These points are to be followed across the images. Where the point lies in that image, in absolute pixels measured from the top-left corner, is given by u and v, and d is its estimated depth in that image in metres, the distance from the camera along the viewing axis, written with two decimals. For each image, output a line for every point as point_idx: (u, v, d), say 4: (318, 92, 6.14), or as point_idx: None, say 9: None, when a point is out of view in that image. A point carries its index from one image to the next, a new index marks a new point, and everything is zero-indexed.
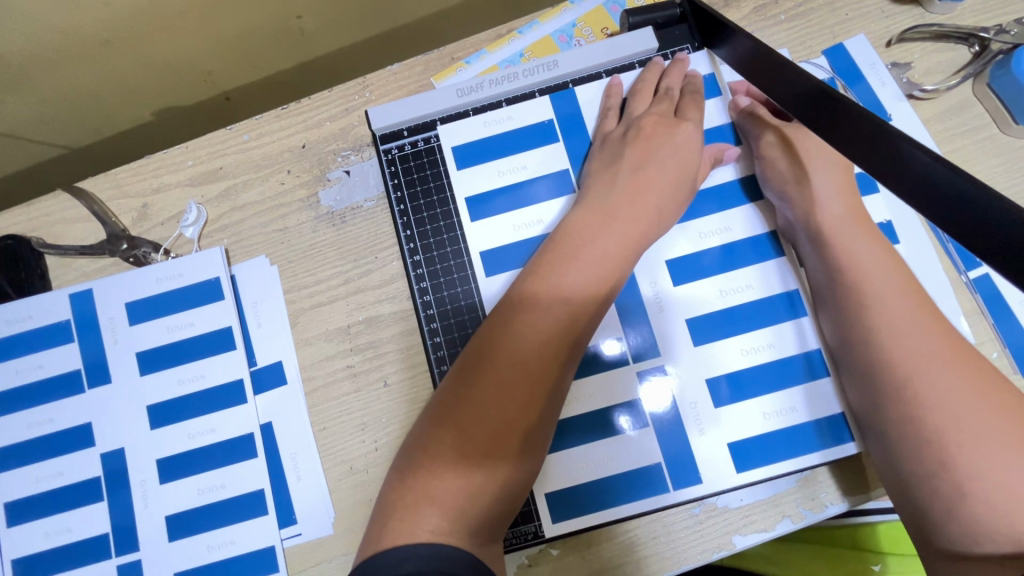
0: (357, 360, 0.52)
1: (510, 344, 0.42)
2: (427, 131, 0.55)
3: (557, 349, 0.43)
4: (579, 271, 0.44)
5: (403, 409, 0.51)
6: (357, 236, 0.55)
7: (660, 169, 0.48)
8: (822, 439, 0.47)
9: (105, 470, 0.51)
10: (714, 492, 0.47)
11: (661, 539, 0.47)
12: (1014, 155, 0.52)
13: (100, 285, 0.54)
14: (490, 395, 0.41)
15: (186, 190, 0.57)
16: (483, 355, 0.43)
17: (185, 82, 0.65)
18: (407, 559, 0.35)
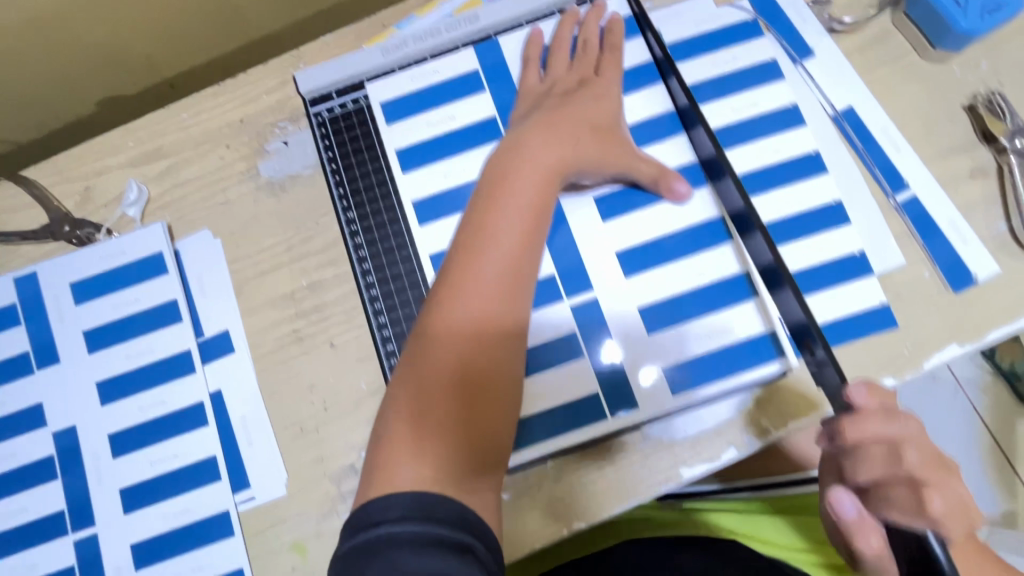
0: (302, 325, 0.53)
1: (458, 282, 0.44)
2: (355, 92, 0.56)
3: (505, 276, 0.44)
4: (516, 206, 0.46)
5: (349, 368, 0.52)
6: (298, 204, 0.55)
7: (579, 111, 0.50)
8: (755, 356, 0.48)
9: (58, 449, 0.52)
10: (655, 423, 0.48)
11: (611, 475, 0.48)
12: (936, 80, 0.53)
13: (44, 267, 0.54)
14: (446, 333, 0.43)
15: (127, 171, 0.57)
16: (427, 341, 0.43)
17: (127, 69, 0.66)
18: (390, 506, 0.36)
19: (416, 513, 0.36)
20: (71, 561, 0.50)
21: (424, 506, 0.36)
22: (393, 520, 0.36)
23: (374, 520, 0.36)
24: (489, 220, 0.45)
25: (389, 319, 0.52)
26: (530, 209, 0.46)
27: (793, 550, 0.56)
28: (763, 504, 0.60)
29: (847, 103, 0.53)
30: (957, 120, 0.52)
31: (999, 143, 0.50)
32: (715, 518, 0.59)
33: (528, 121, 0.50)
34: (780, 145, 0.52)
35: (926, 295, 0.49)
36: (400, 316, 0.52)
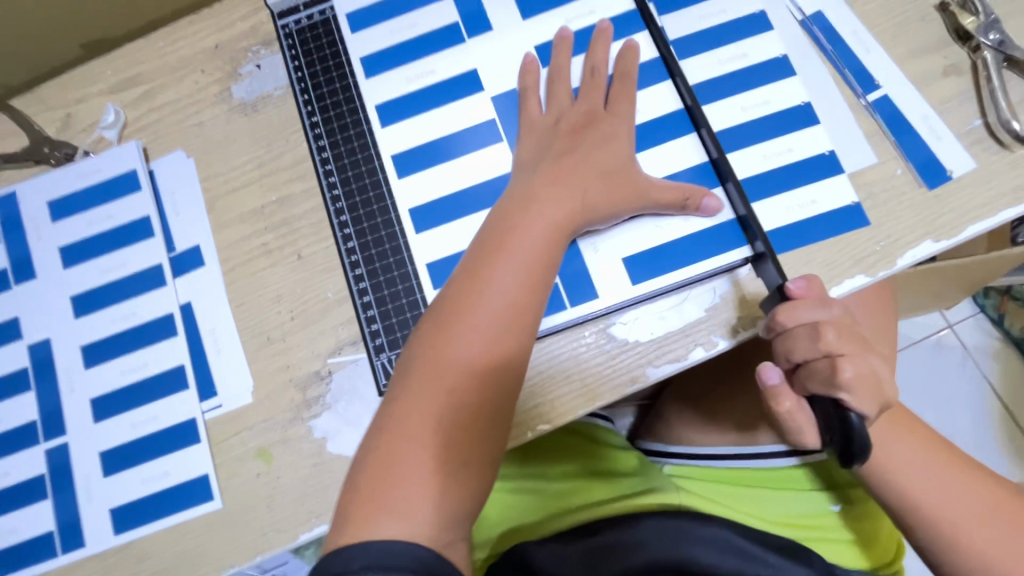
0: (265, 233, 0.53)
1: (454, 338, 0.41)
2: (321, 4, 0.57)
3: (504, 334, 0.42)
4: (518, 252, 0.44)
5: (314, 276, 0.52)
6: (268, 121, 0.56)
7: (586, 158, 0.47)
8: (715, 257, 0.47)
9: (32, 360, 0.52)
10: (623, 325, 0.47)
11: (587, 387, 0.47)
12: None
13: (23, 187, 0.55)
14: (437, 397, 0.40)
15: (106, 98, 0.59)
16: (438, 359, 0.41)
17: (110, 10, 0.68)
18: (364, 554, 0.34)
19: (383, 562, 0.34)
20: (42, 469, 0.50)
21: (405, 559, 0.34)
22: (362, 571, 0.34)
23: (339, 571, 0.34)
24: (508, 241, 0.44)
25: (352, 218, 0.52)
26: (533, 265, 0.44)
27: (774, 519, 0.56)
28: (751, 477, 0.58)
29: (815, 8, 0.52)
30: (930, 20, 0.51)
31: (973, 40, 0.49)
32: (694, 485, 0.58)
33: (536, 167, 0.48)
34: (747, 50, 0.51)
35: (899, 192, 0.48)
36: (362, 216, 0.52)
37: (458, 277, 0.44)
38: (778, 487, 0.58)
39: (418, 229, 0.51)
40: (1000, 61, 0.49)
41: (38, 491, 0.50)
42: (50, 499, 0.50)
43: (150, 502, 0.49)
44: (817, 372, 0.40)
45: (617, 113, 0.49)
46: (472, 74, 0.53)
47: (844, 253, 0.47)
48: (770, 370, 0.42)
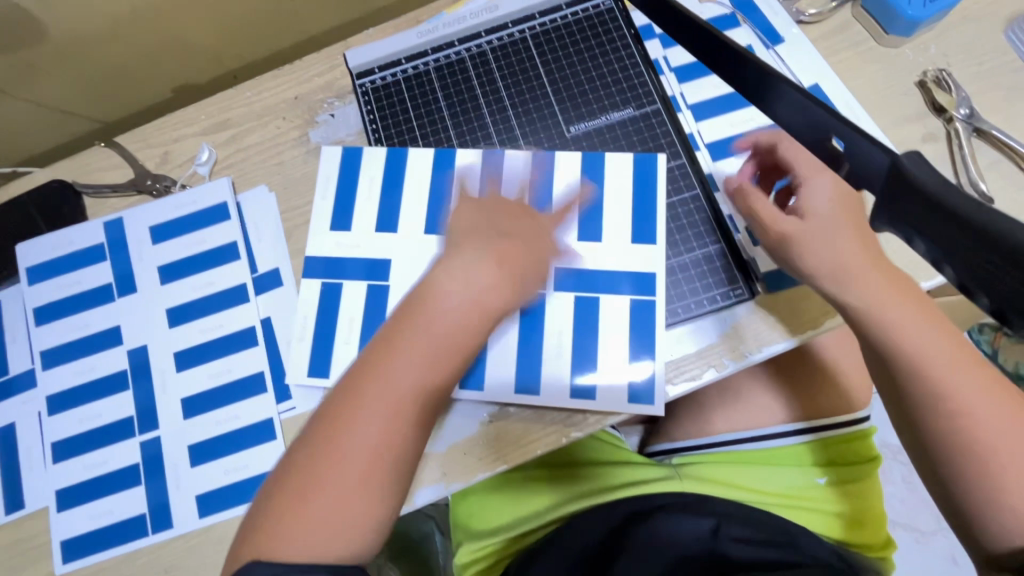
0: (319, 268, 0.59)
1: (389, 364, 0.45)
2: (393, 68, 0.65)
3: (415, 388, 0.45)
4: (439, 311, 0.46)
5: (353, 308, 0.58)
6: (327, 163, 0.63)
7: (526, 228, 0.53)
8: (730, 301, 0.55)
9: (130, 364, 0.60)
10: (639, 342, 0.53)
11: (593, 398, 0.53)
12: (892, 61, 0.61)
13: (129, 213, 0.64)
14: (364, 410, 0.43)
15: (200, 138, 0.68)
16: (374, 375, 0.44)
17: (198, 61, 0.78)
18: (271, 558, 0.38)
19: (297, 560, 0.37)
20: (136, 459, 0.58)
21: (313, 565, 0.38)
22: (272, 570, 0.37)
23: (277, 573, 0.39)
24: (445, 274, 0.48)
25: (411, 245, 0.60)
26: (444, 333, 0.46)
27: (764, 495, 0.66)
28: (741, 457, 0.69)
29: (813, 80, 0.61)
30: (911, 94, 0.60)
31: (948, 113, 0.58)
32: (699, 470, 0.68)
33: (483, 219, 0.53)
34: (754, 115, 0.61)
35: (885, 239, 0.56)
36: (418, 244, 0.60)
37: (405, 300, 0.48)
38: (767, 463, 0.68)
39: None
40: (969, 131, 0.57)
41: (133, 477, 0.57)
42: (143, 485, 0.57)
43: (230, 490, 0.56)
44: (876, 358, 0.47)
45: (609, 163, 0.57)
46: None
47: None
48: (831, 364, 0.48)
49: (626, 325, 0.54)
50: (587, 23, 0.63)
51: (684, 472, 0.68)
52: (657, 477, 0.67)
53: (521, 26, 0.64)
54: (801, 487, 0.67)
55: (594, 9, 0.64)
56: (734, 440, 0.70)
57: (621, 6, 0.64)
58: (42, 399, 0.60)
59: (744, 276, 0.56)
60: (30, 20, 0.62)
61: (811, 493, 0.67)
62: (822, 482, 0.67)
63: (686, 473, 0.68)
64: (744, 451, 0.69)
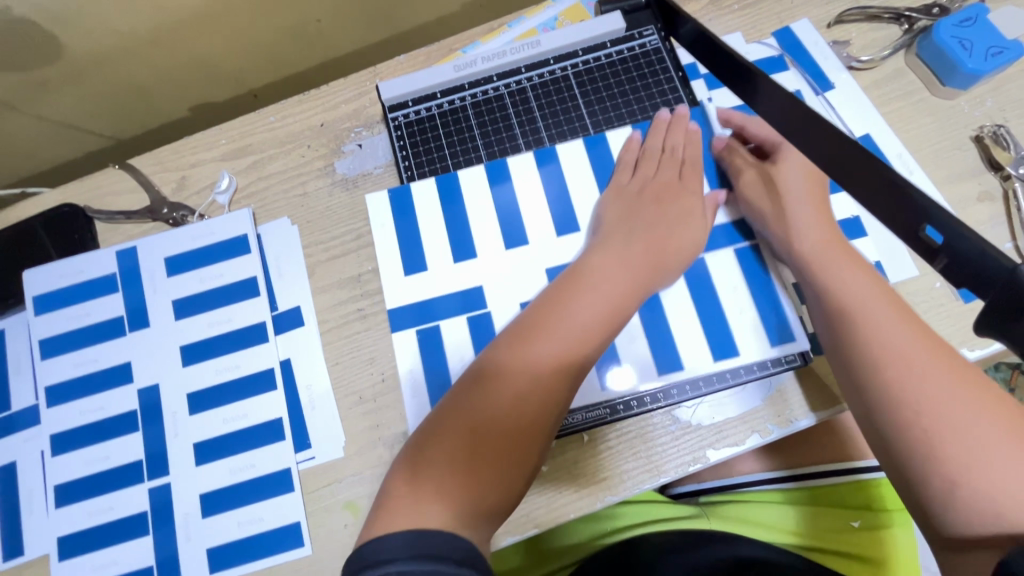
0: (409, 315, 0.56)
1: (521, 350, 0.47)
2: (428, 102, 0.63)
3: (549, 374, 0.46)
4: (581, 305, 0.48)
5: (457, 340, 0.55)
6: (375, 206, 0.60)
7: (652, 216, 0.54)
8: (782, 370, 0.52)
9: (140, 404, 0.57)
10: (664, 370, 0.52)
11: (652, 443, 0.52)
12: (946, 113, 0.59)
13: (143, 243, 0.61)
14: (490, 388, 0.45)
15: (219, 164, 0.65)
16: (499, 358, 0.47)
17: (218, 79, 0.75)
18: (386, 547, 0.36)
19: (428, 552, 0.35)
20: (144, 506, 0.55)
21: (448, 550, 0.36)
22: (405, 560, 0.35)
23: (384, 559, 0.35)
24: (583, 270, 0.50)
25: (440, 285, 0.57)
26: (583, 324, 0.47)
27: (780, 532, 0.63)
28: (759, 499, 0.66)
29: (865, 131, 0.59)
30: (965, 149, 0.58)
31: (1004, 170, 0.56)
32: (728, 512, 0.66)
33: (630, 208, 0.55)
34: None
35: (937, 303, 0.53)
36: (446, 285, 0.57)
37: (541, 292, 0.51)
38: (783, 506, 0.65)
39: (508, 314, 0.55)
40: None
41: (140, 526, 0.54)
42: (151, 535, 0.54)
43: (243, 544, 0.53)
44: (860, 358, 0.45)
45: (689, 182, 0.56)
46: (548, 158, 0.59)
47: None
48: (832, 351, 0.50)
49: (648, 354, 0.53)
50: (634, 62, 0.62)
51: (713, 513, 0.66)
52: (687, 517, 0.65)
53: (563, 63, 0.62)
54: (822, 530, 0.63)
55: (640, 48, 0.62)
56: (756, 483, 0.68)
57: (667, 45, 0.62)
58: (46, 438, 0.57)
59: (796, 341, 0.53)
60: (47, 37, 0.59)
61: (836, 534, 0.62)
62: (858, 525, 0.62)
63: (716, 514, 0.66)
64: (768, 494, 0.67)
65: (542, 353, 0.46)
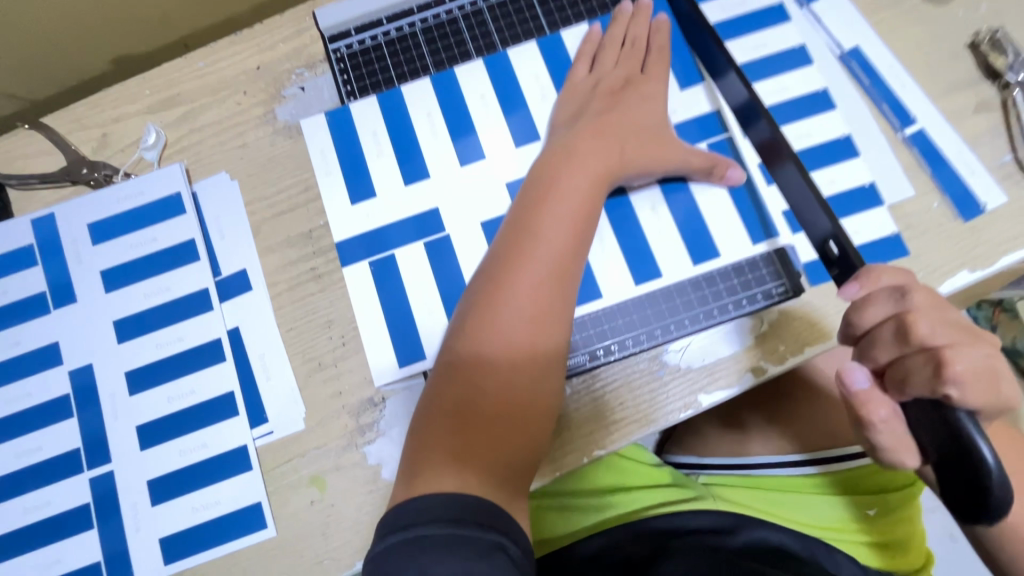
0: (360, 248, 0.52)
1: (495, 312, 0.42)
2: (373, 29, 0.56)
3: (546, 320, 0.43)
4: (551, 235, 0.44)
5: (416, 271, 0.51)
6: (311, 132, 0.55)
7: (624, 117, 0.49)
8: (770, 303, 0.48)
9: (74, 388, 0.51)
10: (640, 280, 0.49)
11: (637, 385, 0.48)
12: (940, 20, 0.54)
13: (62, 209, 0.55)
14: (474, 358, 0.42)
15: (145, 118, 0.58)
16: (474, 326, 0.42)
17: (141, 26, 0.67)
18: (422, 510, 0.36)
19: (445, 516, 0.35)
20: (86, 498, 0.49)
21: (473, 513, 0.36)
22: (422, 525, 0.35)
23: (404, 524, 0.35)
24: (545, 203, 0.44)
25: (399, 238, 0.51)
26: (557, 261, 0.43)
27: (797, 524, 0.56)
28: (778, 484, 0.59)
29: (854, 44, 0.54)
30: (961, 58, 0.53)
31: (1003, 78, 0.52)
32: (732, 495, 0.59)
33: (584, 105, 0.50)
34: (789, 83, 0.53)
35: (936, 224, 0.50)
36: (407, 237, 0.51)
37: (499, 236, 0.45)
38: (812, 492, 0.59)
39: (467, 243, 0.51)
40: None
41: (83, 520, 0.49)
42: (96, 529, 0.49)
43: (200, 531, 0.48)
44: (881, 338, 0.39)
45: (651, 77, 0.51)
46: (512, 86, 0.53)
47: None
48: (860, 373, 0.38)
49: (624, 268, 0.50)
50: None
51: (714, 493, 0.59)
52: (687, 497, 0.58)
53: None
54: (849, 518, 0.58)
55: None
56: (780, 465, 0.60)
57: None
58: None
59: (785, 272, 0.49)
60: None
61: (855, 525, 0.57)
62: (872, 513, 0.58)
63: (719, 493, 0.59)
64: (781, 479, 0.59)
65: (517, 307, 0.42)
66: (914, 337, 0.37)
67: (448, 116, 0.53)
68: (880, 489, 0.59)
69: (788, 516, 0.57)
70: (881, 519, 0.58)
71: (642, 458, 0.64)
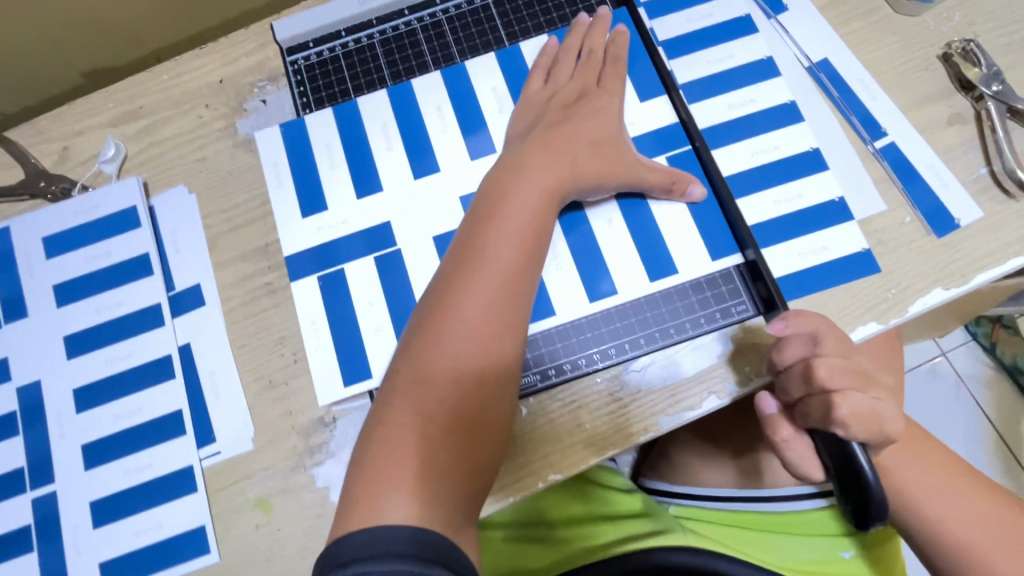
0: (310, 261, 0.51)
1: (445, 330, 0.40)
2: (332, 41, 0.56)
3: (496, 337, 0.41)
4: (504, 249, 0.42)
5: (369, 287, 0.49)
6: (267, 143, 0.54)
7: (579, 128, 0.47)
8: (732, 323, 0.47)
9: (20, 405, 0.50)
10: (597, 297, 0.48)
11: (593, 409, 0.46)
12: (912, 31, 0.53)
13: (18, 222, 0.54)
14: (422, 378, 0.40)
15: (106, 131, 0.58)
16: (422, 346, 0.40)
17: (112, 41, 0.67)
18: (368, 543, 0.32)
19: (394, 549, 0.32)
20: (27, 520, 0.48)
21: (426, 546, 0.33)
22: (368, 559, 0.32)
23: (347, 560, 0.32)
24: (495, 218, 0.43)
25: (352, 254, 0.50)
26: (508, 277, 0.42)
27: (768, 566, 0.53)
28: (751, 520, 0.56)
29: (823, 55, 0.53)
30: (933, 69, 0.52)
31: (976, 89, 0.50)
32: (703, 530, 0.56)
33: (539, 119, 0.49)
34: (755, 95, 0.52)
35: (908, 239, 0.48)
36: (361, 252, 0.50)
37: (447, 253, 0.44)
38: (788, 531, 0.55)
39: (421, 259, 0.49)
40: (1004, 111, 0.49)
41: (23, 542, 0.48)
42: (36, 552, 0.47)
43: (141, 555, 0.47)
44: (794, 375, 0.41)
45: (608, 90, 0.50)
46: (470, 100, 0.52)
47: (857, 301, 0.47)
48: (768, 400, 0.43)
49: (580, 286, 0.48)
50: None
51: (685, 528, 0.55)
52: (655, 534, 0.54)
53: None
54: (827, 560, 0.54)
55: None
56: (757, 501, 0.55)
57: None
58: None
59: (747, 289, 0.47)
60: None
61: (832, 567, 0.54)
62: (847, 556, 0.54)
63: (690, 528, 0.56)
64: (754, 513, 0.56)
65: (467, 325, 0.41)
66: (817, 380, 0.39)
67: (404, 129, 0.52)
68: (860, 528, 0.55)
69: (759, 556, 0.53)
70: (856, 563, 0.54)
71: (611, 485, 0.62)
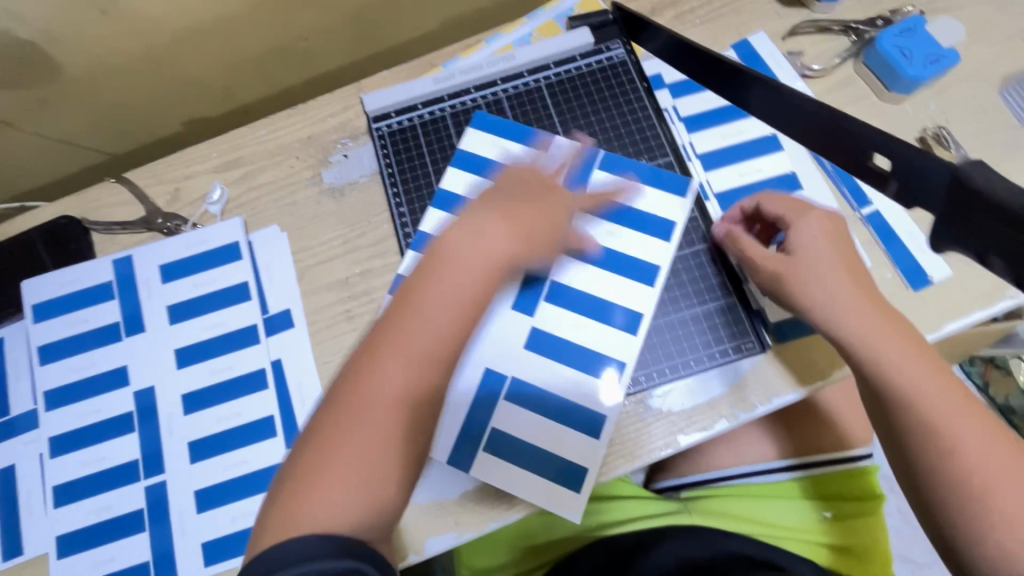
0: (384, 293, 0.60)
1: (385, 354, 0.44)
2: (410, 112, 0.67)
3: (429, 369, 0.44)
4: (450, 284, 0.46)
5: None
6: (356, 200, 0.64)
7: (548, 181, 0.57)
8: (741, 359, 0.55)
9: (136, 406, 0.60)
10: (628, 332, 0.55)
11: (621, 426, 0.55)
12: (894, 116, 0.63)
13: (139, 252, 0.64)
14: (366, 399, 0.43)
15: (212, 176, 0.68)
16: (365, 367, 0.44)
17: (210, 97, 0.79)
18: (300, 545, 0.36)
19: (324, 547, 0.36)
20: (140, 504, 0.57)
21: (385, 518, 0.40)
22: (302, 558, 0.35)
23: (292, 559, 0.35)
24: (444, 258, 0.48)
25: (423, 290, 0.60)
26: (455, 310, 0.46)
27: (760, 526, 0.65)
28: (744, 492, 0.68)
29: None
30: None
31: None
32: (708, 505, 0.68)
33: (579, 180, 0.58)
34: (762, 166, 0.62)
35: (890, 292, 0.57)
36: None
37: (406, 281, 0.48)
38: (775, 498, 0.68)
39: None
40: None
41: (136, 523, 0.56)
42: (147, 531, 0.56)
43: (236, 537, 0.55)
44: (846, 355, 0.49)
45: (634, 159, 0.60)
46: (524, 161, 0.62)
47: None
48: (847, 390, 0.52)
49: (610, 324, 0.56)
50: (602, 73, 0.66)
51: (691, 506, 0.68)
52: (666, 511, 0.67)
53: (536, 75, 0.67)
54: (808, 521, 0.67)
55: (607, 60, 0.66)
56: (748, 475, 0.68)
57: (632, 56, 0.66)
58: (44, 440, 0.60)
59: (754, 329, 0.56)
60: (45, 57, 0.63)
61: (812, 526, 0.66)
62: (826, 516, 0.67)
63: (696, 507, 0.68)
64: (748, 487, 0.68)
65: (407, 354, 0.44)
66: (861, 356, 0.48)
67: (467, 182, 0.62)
68: (836, 495, 0.68)
69: (751, 519, 0.66)
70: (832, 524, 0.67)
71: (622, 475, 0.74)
